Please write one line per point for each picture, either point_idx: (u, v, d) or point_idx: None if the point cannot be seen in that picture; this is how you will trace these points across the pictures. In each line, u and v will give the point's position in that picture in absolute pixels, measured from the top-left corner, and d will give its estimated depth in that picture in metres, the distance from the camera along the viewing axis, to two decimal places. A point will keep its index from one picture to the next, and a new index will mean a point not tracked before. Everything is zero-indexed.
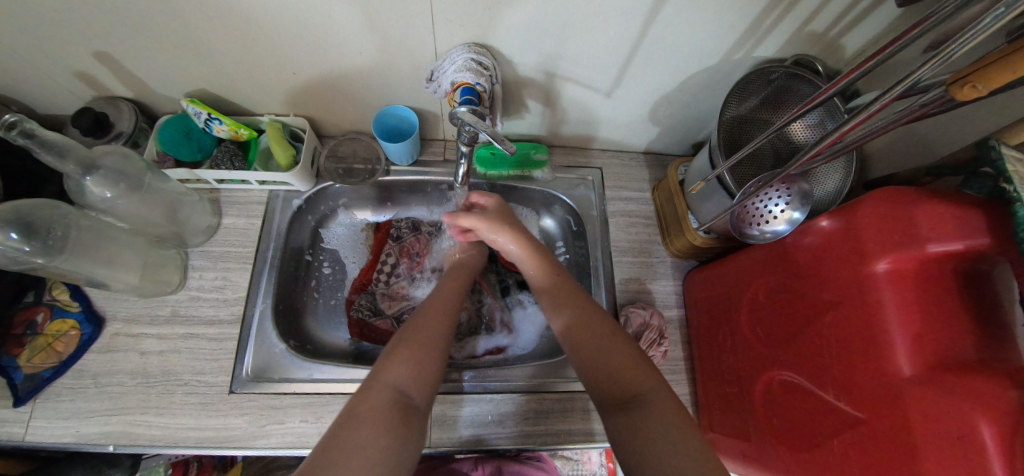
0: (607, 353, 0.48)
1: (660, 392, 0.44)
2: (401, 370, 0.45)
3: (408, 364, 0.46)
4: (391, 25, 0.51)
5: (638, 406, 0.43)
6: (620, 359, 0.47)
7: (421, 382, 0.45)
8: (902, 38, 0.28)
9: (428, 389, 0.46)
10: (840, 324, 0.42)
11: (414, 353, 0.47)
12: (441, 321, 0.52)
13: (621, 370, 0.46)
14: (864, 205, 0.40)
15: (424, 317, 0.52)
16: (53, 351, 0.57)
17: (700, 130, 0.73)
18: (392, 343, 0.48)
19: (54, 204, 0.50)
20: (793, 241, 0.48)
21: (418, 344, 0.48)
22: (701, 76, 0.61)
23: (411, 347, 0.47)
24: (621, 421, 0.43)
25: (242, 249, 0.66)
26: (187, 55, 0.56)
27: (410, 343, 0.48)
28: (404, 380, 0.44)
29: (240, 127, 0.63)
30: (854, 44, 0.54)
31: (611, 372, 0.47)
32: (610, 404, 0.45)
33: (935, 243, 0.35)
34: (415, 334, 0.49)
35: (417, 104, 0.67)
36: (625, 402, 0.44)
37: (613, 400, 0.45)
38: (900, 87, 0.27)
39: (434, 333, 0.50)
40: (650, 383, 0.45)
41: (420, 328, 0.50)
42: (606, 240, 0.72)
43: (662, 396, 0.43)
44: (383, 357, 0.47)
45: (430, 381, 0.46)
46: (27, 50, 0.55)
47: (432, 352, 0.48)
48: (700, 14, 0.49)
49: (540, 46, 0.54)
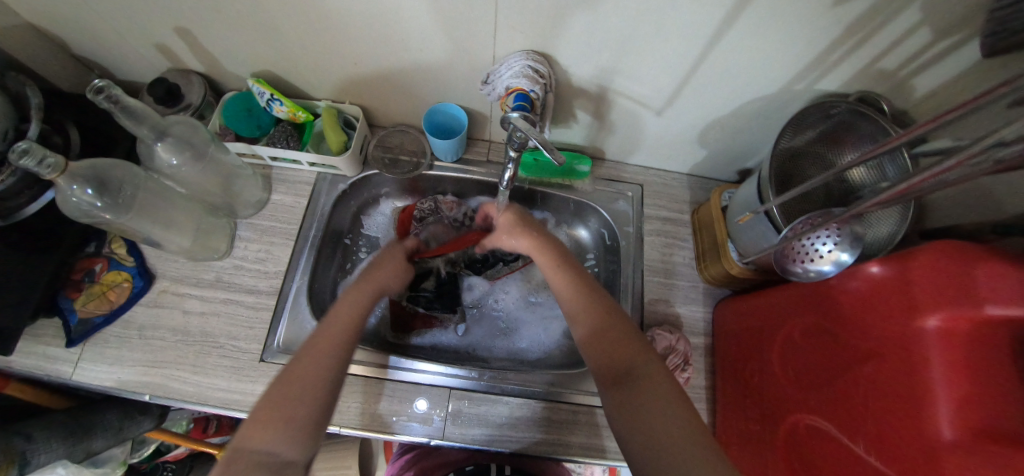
0: (603, 331, 0.51)
1: (654, 367, 0.47)
2: (269, 430, 0.40)
3: (276, 423, 0.40)
4: (455, 26, 0.53)
5: (630, 383, 0.46)
6: (620, 339, 0.50)
7: (294, 436, 0.40)
8: (983, 97, 0.27)
9: (306, 443, 0.41)
10: (880, 375, 0.40)
11: (284, 409, 0.41)
12: (330, 349, 0.47)
13: (620, 348, 0.49)
14: (920, 255, 0.39)
15: (302, 360, 0.45)
16: (106, 300, 0.61)
17: (748, 158, 0.72)
18: (263, 395, 0.42)
19: (127, 165, 0.53)
20: (838, 283, 0.47)
21: (286, 400, 0.42)
22: (758, 103, 0.60)
23: (279, 403, 0.41)
24: (618, 396, 0.46)
25: (286, 226, 0.69)
26: (261, 36, 0.59)
27: (279, 398, 0.42)
28: (273, 442, 0.39)
29: (299, 109, 0.66)
30: (925, 85, 0.52)
31: (612, 349, 0.49)
32: (608, 379, 0.49)
33: (995, 305, 0.34)
34: (294, 371, 0.44)
35: (468, 104, 0.68)
36: (621, 376, 0.47)
37: (612, 376, 0.48)
38: (981, 145, 0.27)
39: (309, 381, 0.44)
40: (646, 358, 0.48)
41: (297, 374, 0.44)
42: (639, 258, 0.72)
43: (657, 371, 0.46)
44: (253, 415, 0.41)
45: (306, 433, 0.41)
46: (118, 19, 0.59)
47: (303, 406, 0.42)
48: (765, 40, 0.49)
49: (598, 58, 0.55)
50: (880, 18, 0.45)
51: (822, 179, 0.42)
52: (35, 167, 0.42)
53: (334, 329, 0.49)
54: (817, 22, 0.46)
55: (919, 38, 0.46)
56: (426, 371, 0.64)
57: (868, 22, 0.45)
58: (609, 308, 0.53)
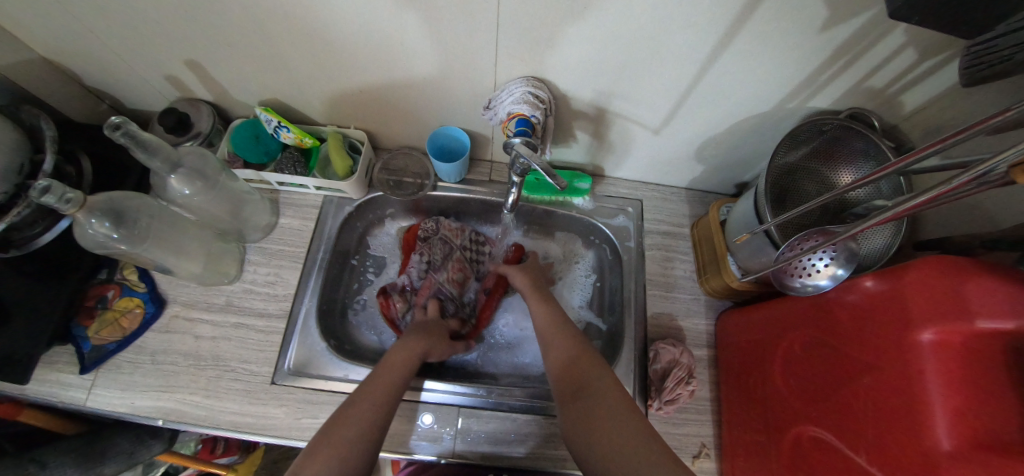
0: (569, 353, 0.55)
1: (605, 380, 0.50)
2: (326, 464, 0.42)
3: (336, 458, 0.43)
4: (457, 55, 0.55)
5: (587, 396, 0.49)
6: (584, 359, 0.54)
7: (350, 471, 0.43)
8: (979, 125, 0.30)
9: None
10: (878, 387, 0.42)
11: (341, 444, 0.44)
12: (379, 392, 0.51)
13: (581, 367, 0.53)
14: (912, 271, 0.40)
15: (359, 403, 0.49)
16: (119, 326, 0.62)
17: (745, 172, 0.74)
18: (320, 432, 0.45)
19: (142, 196, 0.54)
20: (836, 297, 0.48)
21: (344, 439, 0.45)
22: (753, 120, 0.62)
23: (337, 440, 0.45)
24: (575, 410, 0.48)
25: (295, 249, 0.70)
26: (268, 66, 0.61)
27: (337, 433, 0.45)
28: None
29: (306, 136, 0.68)
30: (914, 100, 0.54)
31: (575, 369, 0.53)
32: (566, 395, 0.51)
33: (985, 320, 0.36)
34: (347, 415, 0.47)
35: (471, 127, 0.70)
36: (576, 392, 0.50)
37: (570, 392, 0.51)
38: (983, 167, 0.29)
39: (366, 423, 0.47)
40: (600, 373, 0.52)
41: (354, 414, 0.48)
42: (640, 272, 0.74)
43: (607, 385, 0.50)
44: (308, 448, 0.44)
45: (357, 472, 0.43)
46: (132, 53, 0.61)
47: (359, 446, 0.45)
48: (757, 63, 0.51)
49: (596, 82, 0.57)
50: (867, 40, 0.46)
51: (821, 202, 0.44)
52: (55, 203, 0.43)
53: (386, 377, 0.53)
54: (806, 45, 0.48)
55: (906, 58, 0.48)
56: (435, 389, 0.65)
57: (857, 44, 0.47)
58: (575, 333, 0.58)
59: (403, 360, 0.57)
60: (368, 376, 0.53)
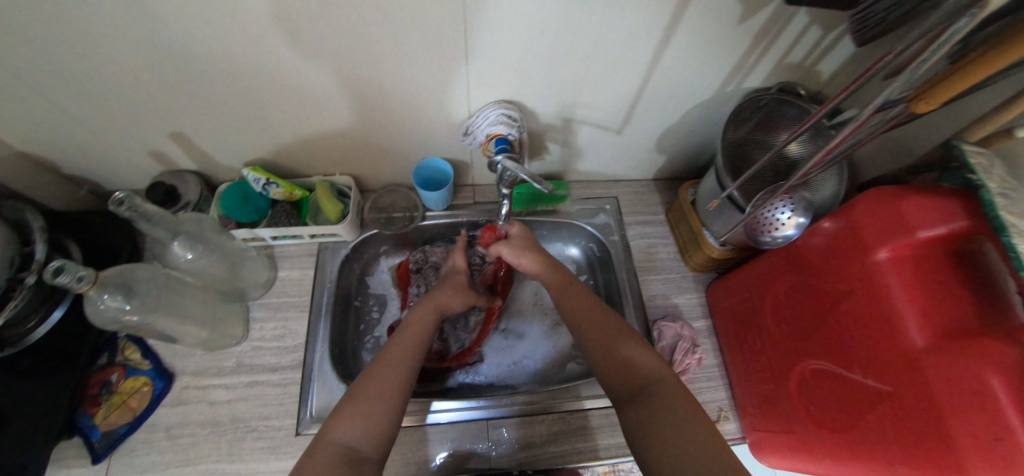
0: (619, 354, 0.55)
1: (667, 382, 0.51)
2: (350, 424, 0.45)
3: (358, 420, 0.46)
4: (432, 91, 0.61)
5: (648, 399, 0.49)
6: (638, 359, 0.54)
7: (373, 435, 0.45)
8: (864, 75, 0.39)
9: (382, 439, 0.46)
10: (856, 310, 0.47)
11: (364, 405, 0.47)
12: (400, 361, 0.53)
13: (635, 367, 0.53)
14: (859, 204, 0.48)
15: (379, 365, 0.51)
16: (128, 408, 0.60)
17: (701, 156, 0.82)
18: (346, 394, 0.48)
19: (149, 265, 0.55)
20: (803, 243, 0.55)
21: (365, 400, 0.47)
22: (699, 108, 0.70)
23: (360, 401, 0.47)
24: (634, 411, 0.50)
25: (298, 299, 0.71)
26: (254, 127, 0.65)
27: (359, 395, 0.48)
28: (354, 436, 0.45)
29: (295, 188, 0.71)
30: (827, 69, 0.64)
31: (629, 369, 0.53)
32: (626, 399, 0.52)
33: (924, 230, 0.43)
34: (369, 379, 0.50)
35: (451, 155, 0.76)
36: (638, 396, 0.51)
37: (628, 395, 0.52)
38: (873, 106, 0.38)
39: (387, 383, 0.49)
40: (660, 374, 0.52)
41: (374, 377, 0.50)
42: (629, 261, 0.79)
43: (670, 386, 0.50)
44: (336, 410, 0.47)
45: (382, 431, 0.46)
46: (118, 134, 0.63)
47: (380, 404, 0.47)
48: (693, 57, 0.59)
49: (560, 96, 0.64)
50: (776, 26, 0.56)
51: (768, 161, 0.53)
52: (69, 283, 0.44)
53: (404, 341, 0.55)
54: (730, 36, 0.56)
55: (812, 35, 0.57)
56: (448, 409, 0.66)
57: (769, 30, 0.56)
58: (624, 328, 0.58)
59: (421, 324, 0.59)
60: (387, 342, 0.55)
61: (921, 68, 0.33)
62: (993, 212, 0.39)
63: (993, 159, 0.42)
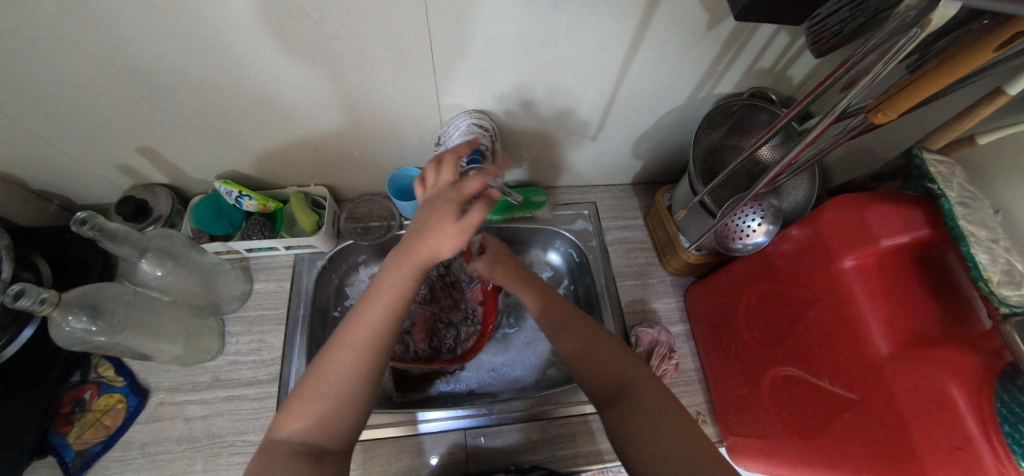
0: (591, 354, 0.55)
1: (642, 379, 0.51)
2: (298, 423, 0.44)
3: (310, 417, 0.44)
4: (399, 102, 0.60)
5: (624, 396, 0.50)
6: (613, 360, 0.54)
7: (327, 433, 0.44)
8: (831, 76, 0.36)
9: (339, 440, 0.45)
10: (823, 318, 0.47)
11: (311, 405, 0.44)
12: (359, 350, 0.47)
13: (611, 367, 0.53)
14: (826, 212, 0.48)
15: (333, 353, 0.46)
16: (102, 426, 0.60)
17: (678, 161, 0.82)
18: (295, 388, 0.46)
19: (115, 285, 0.54)
20: (773, 249, 0.55)
21: (320, 394, 0.45)
22: (673, 114, 0.70)
23: (310, 400, 0.45)
24: (615, 411, 0.49)
25: (275, 311, 0.71)
26: (222, 140, 0.64)
27: (308, 392, 0.45)
28: (306, 434, 0.44)
29: (268, 201, 0.70)
30: (798, 74, 0.64)
31: (606, 369, 0.53)
32: (605, 398, 0.52)
33: (888, 238, 0.43)
34: (325, 370, 0.46)
35: (426, 164, 0.75)
36: (614, 395, 0.51)
37: (606, 395, 0.52)
38: (837, 108, 0.35)
39: (340, 379, 0.45)
40: (634, 371, 0.52)
41: (326, 372, 0.46)
42: (608, 266, 0.79)
43: (646, 383, 0.51)
44: (287, 403, 0.46)
45: (336, 432, 0.45)
46: (84, 150, 0.62)
47: (335, 398, 0.45)
48: (664, 64, 0.59)
49: (531, 105, 0.63)
50: (745, 33, 0.56)
51: (737, 165, 0.51)
52: (31, 306, 0.43)
53: (366, 319, 0.48)
54: (699, 43, 0.56)
55: (781, 41, 0.57)
56: (436, 419, 0.66)
57: (737, 37, 0.56)
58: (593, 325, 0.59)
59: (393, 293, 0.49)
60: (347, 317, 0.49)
61: (869, 83, 0.32)
62: (953, 222, 0.39)
63: (953, 166, 0.43)
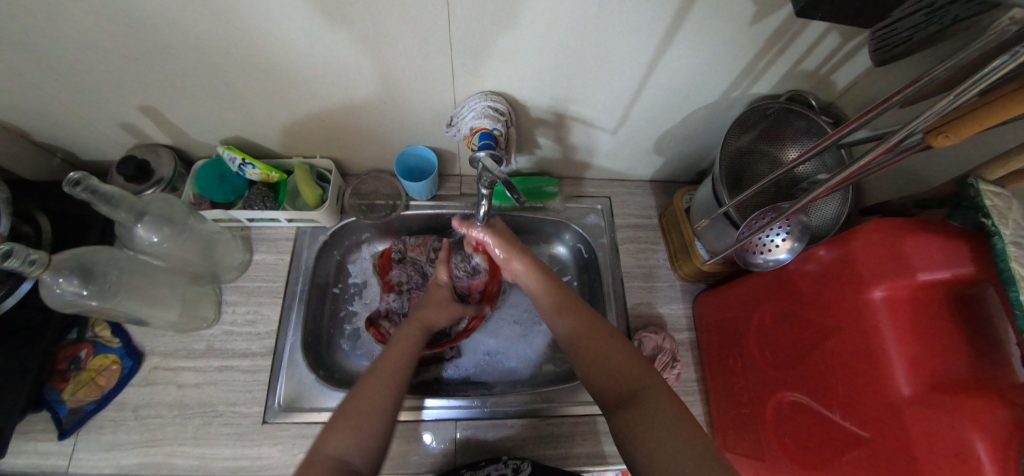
0: (600, 358, 0.54)
1: (655, 387, 0.49)
2: (343, 437, 0.46)
3: (350, 433, 0.46)
4: (411, 78, 0.57)
5: (633, 403, 0.48)
6: (624, 366, 0.52)
7: (365, 450, 0.46)
8: (893, 96, 0.31)
9: (376, 452, 0.46)
10: (842, 347, 0.45)
11: (356, 421, 0.47)
12: (391, 377, 0.53)
13: (622, 374, 0.52)
14: (860, 234, 0.44)
15: (371, 379, 0.52)
16: (96, 385, 0.61)
17: (702, 160, 0.78)
18: (338, 410, 0.49)
19: (108, 249, 0.52)
20: (796, 267, 0.51)
21: (359, 413, 0.48)
22: (703, 111, 0.65)
23: (352, 416, 0.48)
24: (622, 416, 0.48)
25: (273, 284, 0.70)
26: (225, 104, 0.61)
27: (351, 412, 0.48)
28: (347, 448, 0.45)
29: (272, 171, 0.68)
30: (844, 78, 0.59)
31: (616, 373, 0.52)
32: (614, 403, 0.51)
33: (925, 272, 0.39)
34: (362, 391, 0.50)
35: (436, 144, 0.72)
36: (624, 400, 0.50)
37: (614, 400, 0.51)
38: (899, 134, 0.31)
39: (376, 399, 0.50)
40: (649, 380, 0.50)
41: (365, 391, 0.50)
42: (616, 265, 0.76)
43: (659, 390, 0.48)
44: (329, 424, 0.47)
45: (377, 443, 0.47)
46: (83, 105, 0.60)
47: (373, 419, 0.48)
48: (700, 58, 0.54)
49: (552, 90, 0.59)
50: (794, 29, 0.51)
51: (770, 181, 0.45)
52: (19, 266, 0.42)
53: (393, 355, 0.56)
54: (740, 38, 0.51)
55: (831, 41, 0.52)
56: (429, 406, 0.65)
57: (784, 34, 0.51)
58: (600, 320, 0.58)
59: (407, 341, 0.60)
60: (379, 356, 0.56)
61: (944, 111, 0.27)
62: (1003, 264, 0.36)
63: (1010, 200, 0.38)
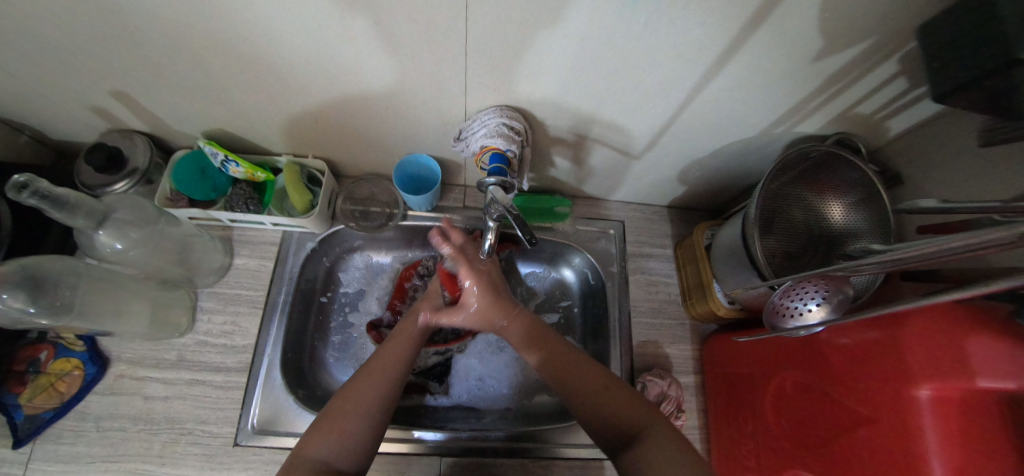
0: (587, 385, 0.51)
1: (661, 427, 0.46)
2: (325, 441, 0.45)
3: (333, 434, 0.45)
4: (420, 84, 0.50)
5: (636, 443, 0.45)
6: (625, 401, 0.49)
7: (350, 451, 0.45)
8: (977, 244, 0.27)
9: (359, 455, 0.46)
10: (874, 442, 0.40)
11: (339, 422, 0.46)
12: (380, 377, 0.51)
13: (625, 409, 0.48)
14: (911, 320, 0.39)
15: (362, 378, 0.51)
16: (56, 392, 0.56)
17: (726, 192, 0.72)
18: (326, 408, 0.48)
19: (64, 259, 0.47)
20: (826, 338, 0.46)
21: (344, 414, 0.47)
22: (737, 145, 0.59)
23: (337, 417, 0.47)
24: (627, 456, 0.45)
25: (253, 293, 0.64)
26: (209, 97, 0.55)
27: (337, 411, 0.47)
28: (329, 450, 0.44)
29: (258, 170, 0.61)
30: (899, 125, 0.53)
31: (615, 410, 0.49)
32: (615, 442, 0.47)
33: (985, 378, 0.34)
34: (350, 393, 0.49)
35: (441, 154, 0.66)
36: (629, 441, 0.46)
37: (620, 439, 0.47)
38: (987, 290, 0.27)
39: (365, 399, 0.49)
40: (653, 419, 0.47)
41: (353, 394, 0.49)
42: (624, 298, 0.71)
43: (664, 430, 0.45)
44: (316, 424, 0.47)
45: (359, 449, 0.46)
46: (49, 86, 0.53)
47: (358, 420, 0.47)
48: (747, 92, 0.48)
49: (576, 111, 0.53)
50: (860, 69, 0.45)
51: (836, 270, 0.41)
52: None
53: (389, 354, 0.54)
54: (797, 74, 0.45)
55: (895, 86, 0.47)
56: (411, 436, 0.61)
57: (846, 74, 0.45)
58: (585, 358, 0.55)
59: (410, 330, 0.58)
60: (374, 352, 0.54)
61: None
62: None
63: None
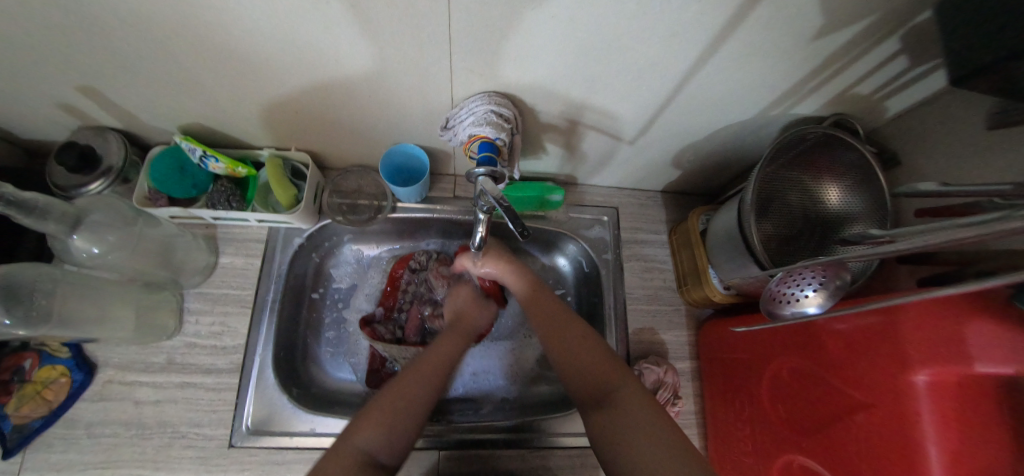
0: (587, 353, 0.51)
1: (631, 386, 0.46)
2: (372, 431, 0.44)
3: (380, 428, 0.44)
4: (403, 70, 0.47)
5: (608, 405, 0.45)
6: (598, 363, 0.49)
7: (390, 446, 0.44)
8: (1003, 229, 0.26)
9: (396, 451, 0.45)
10: (869, 427, 0.40)
11: (385, 415, 0.45)
12: (425, 380, 0.51)
13: (599, 372, 0.49)
14: (908, 306, 0.38)
15: (408, 377, 0.50)
16: (43, 400, 0.54)
17: (722, 175, 0.71)
18: (371, 400, 0.47)
19: (37, 265, 0.45)
20: (824, 323, 0.46)
21: (389, 409, 0.46)
22: (733, 128, 0.58)
23: (384, 410, 0.46)
24: (599, 417, 0.45)
25: (240, 292, 0.63)
26: (181, 91, 0.52)
27: (384, 404, 0.46)
28: (372, 442, 0.43)
29: (239, 165, 0.59)
30: (898, 105, 0.51)
31: (594, 374, 0.49)
32: (588, 402, 0.48)
33: (983, 363, 0.34)
34: (396, 388, 0.48)
35: (428, 143, 0.64)
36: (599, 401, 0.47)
37: (593, 399, 0.47)
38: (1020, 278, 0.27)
39: (410, 397, 0.48)
40: (621, 381, 0.47)
41: (398, 389, 0.48)
42: (620, 286, 0.70)
43: (633, 392, 0.46)
44: (357, 416, 0.46)
45: (400, 444, 0.45)
46: (8, 83, 0.50)
47: (402, 418, 0.46)
48: (745, 73, 0.46)
49: (567, 96, 0.51)
50: (860, 48, 0.43)
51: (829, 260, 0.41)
52: None
53: (433, 360, 0.54)
54: (795, 54, 0.43)
55: (896, 65, 0.45)
56: None
57: (846, 54, 0.44)
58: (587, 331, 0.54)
59: (450, 343, 0.59)
60: (418, 355, 0.55)
61: None
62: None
63: None
